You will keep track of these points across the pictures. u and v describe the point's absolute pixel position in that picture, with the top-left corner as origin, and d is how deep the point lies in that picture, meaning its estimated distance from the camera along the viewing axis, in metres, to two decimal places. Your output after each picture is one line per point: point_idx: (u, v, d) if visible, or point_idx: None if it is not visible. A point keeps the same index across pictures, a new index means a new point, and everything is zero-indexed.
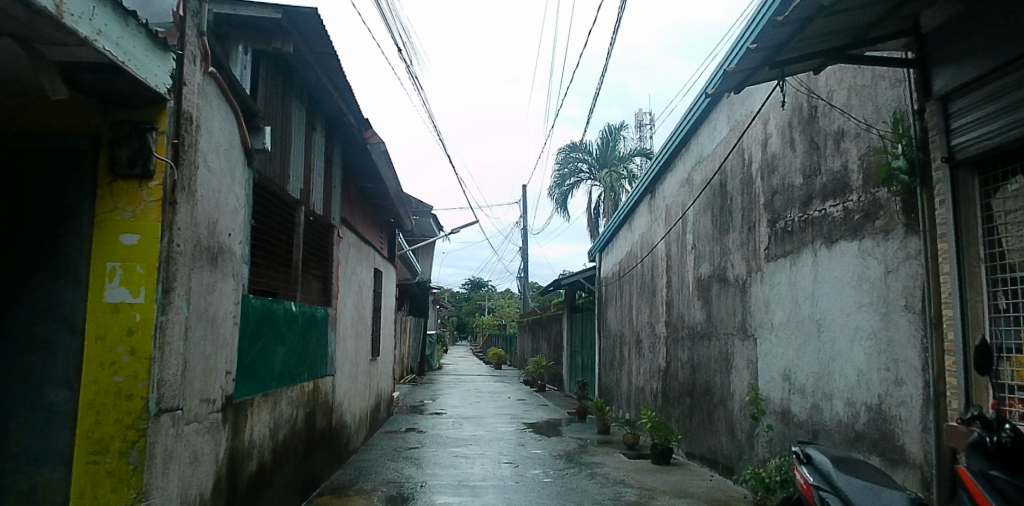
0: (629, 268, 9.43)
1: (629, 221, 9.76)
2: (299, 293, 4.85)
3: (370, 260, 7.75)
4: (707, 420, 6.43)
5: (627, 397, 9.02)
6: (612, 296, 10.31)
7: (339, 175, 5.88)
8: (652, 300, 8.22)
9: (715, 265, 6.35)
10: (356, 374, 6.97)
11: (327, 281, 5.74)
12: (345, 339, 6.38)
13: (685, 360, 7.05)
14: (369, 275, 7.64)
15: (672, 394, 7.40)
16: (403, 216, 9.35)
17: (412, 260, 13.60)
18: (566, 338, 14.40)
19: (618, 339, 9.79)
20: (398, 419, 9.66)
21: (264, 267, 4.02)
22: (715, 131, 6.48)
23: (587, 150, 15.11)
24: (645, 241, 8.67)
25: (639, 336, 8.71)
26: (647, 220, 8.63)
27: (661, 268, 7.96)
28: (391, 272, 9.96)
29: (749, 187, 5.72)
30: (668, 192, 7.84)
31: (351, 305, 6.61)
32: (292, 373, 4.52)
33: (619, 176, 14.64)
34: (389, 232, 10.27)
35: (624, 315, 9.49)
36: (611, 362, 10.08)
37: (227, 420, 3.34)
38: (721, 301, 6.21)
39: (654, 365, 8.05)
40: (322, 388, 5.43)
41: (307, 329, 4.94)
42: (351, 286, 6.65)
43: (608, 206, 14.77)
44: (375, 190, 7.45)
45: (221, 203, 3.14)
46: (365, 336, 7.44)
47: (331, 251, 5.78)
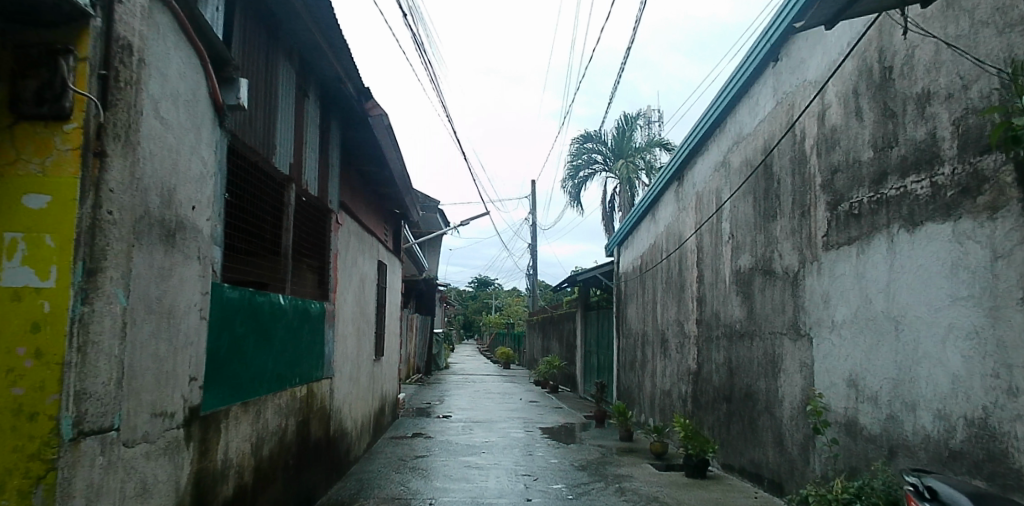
0: (652, 262, 8.76)
1: (652, 211, 9.08)
2: (289, 285, 4.20)
3: (373, 251, 7.11)
4: (749, 429, 5.75)
5: (651, 401, 8.34)
6: (632, 292, 9.63)
7: (336, 154, 5.23)
8: (680, 296, 7.54)
9: (758, 256, 5.67)
10: (357, 376, 6.32)
11: (324, 273, 5.12)
12: (345, 338, 5.72)
13: (721, 362, 6.37)
14: (372, 268, 6.99)
15: (704, 399, 6.72)
16: (410, 205, 8.71)
17: (419, 255, 12.97)
18: (580, 337, 13.72)
19: (640, 338, 9.10)
20: (404, 424, 9.02)
21: (243, 253, 3.37)
22: (759, 106, 5.79)
23: (601, 140, 14.39)
24: (672, 231, 7.99)
25: (664, 336, 8.02)
26: (674, 209, 7.95)
27: (691, 261, 7.27)
28: (396, 266, 9.33)
29: (803, 166, 5.03)
30: (699, 177, 7.16)
31: (352, 300, 5.96)
32: (280, 376, 3.87)
33: (636, 167, 13.93)
34: (394, 224, 9.63)
35: (647, 313, 8.81)
36: (632, 363, 9.39)
37: (195, 438, 2.68)
38: (767, 296, 5.53)
39: (683, 366, 7.37)
40: (318, 393, 4.78)
41: (300, 326, 4.30)
42: (352, 279, 6.00)
43: (624, 199, 14.06)
44: (379, 175, 6.81)
45: (181, 167, 2.50)
46: (368, 335, 6.79)
47: (328, 240, 5.16)
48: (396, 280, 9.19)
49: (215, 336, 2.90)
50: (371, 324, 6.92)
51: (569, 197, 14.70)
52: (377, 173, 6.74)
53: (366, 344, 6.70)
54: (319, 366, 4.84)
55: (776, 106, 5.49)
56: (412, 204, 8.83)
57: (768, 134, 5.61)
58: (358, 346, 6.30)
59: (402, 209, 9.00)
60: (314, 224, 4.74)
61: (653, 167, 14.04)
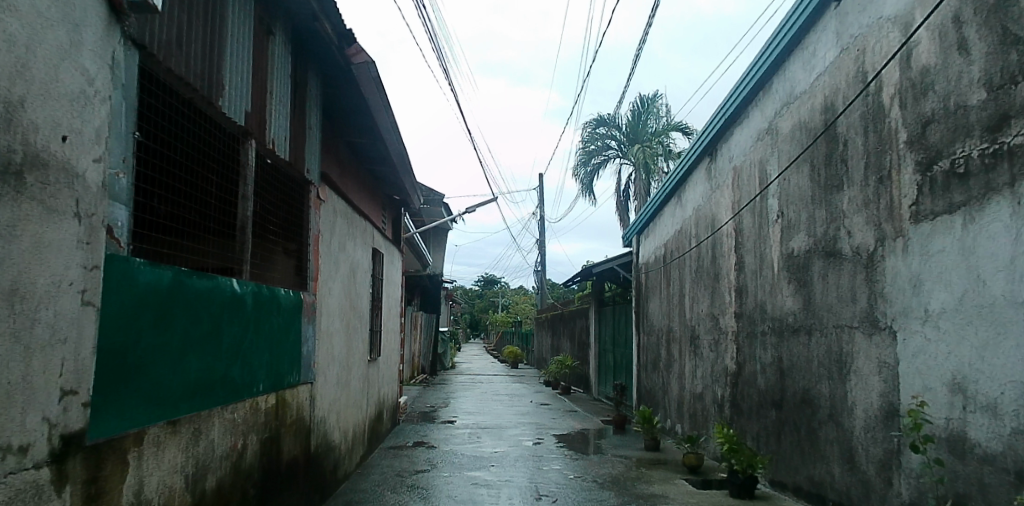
0: (677, 249, 7.88)
1: (677, 194, 8.19)
2: (249, 267, 3.34)
3: (367, 237, 6.28)
4: (806, 441, 4.87)
5: (679, 406, 7.46)
6: (653, 284, 8.76)
7: (317, 115, 4.39)
8: (714, 288, 6.66)
9: (819, 236, 4.80)
10: (348, 381, 5.47)
11: (302, 257, 4.27)
12: (331, 337, 4.87)
13: (769, 362, 5.48)
14: (365, 257, 6.16)
15: (746, 404, 5.85)
16: (410, 189, 7.91)
17: (422, 248, 12.15)
18: (594, 335, 12.83)
19: (664, 336, 8.22)
20: (405, 431, 8.18)
21: (167, 218, 2.51)
22: (818, 57, 4.92)
23: (616, 124, 13.50)
24: (703, 214, 7.12)
25: (694, 332, 7.15)
26: (705, 189, 7.08)
27: (727, 247, 6.39)
28: (395, 256, 8.48)
29: (882, 121, 4.16)
30: (737, 149, 6.29)
31: (340, 291, 5.11)
32: (234, 383, 3.02)
33: (654, 153, 13.03)
34: (394, 210, 8.79)
35: (672, 307, 7.94)
36: (655, 364, 8.51)
37: (73, 480, 1.80)
38: (831, 283, 4.65)
39: (717, 367, 6.51)
40: (292, 403, 3.92)
41: (264, 319, 3.45)
42: (340, 267, 5.15)
43: (641, 187, 13.15)
44: (373, 149, 5.99)
45: (38, 74, 1.64)
46: (361, 333, 5.95)
47: (306, 217, 4.31)
48: (395, 272, 8.37)
49: (119, 330, 2.05)
50: (364, 322, 6.09)
51: (582, 186, 13.81)
52: (371, 147, 5.92)
53: (359, 344, 5.87)
54: (295, 369, 3.98)
55: (842, 55, 4.61)
56: (413, 188, 8.03)
57: (832, 89, 4.74)
58: (348, 345, 5.45)
59: (403, 194, 8.20)
60: (285, 196, 3.89)
61: (671, 153, 13.14)
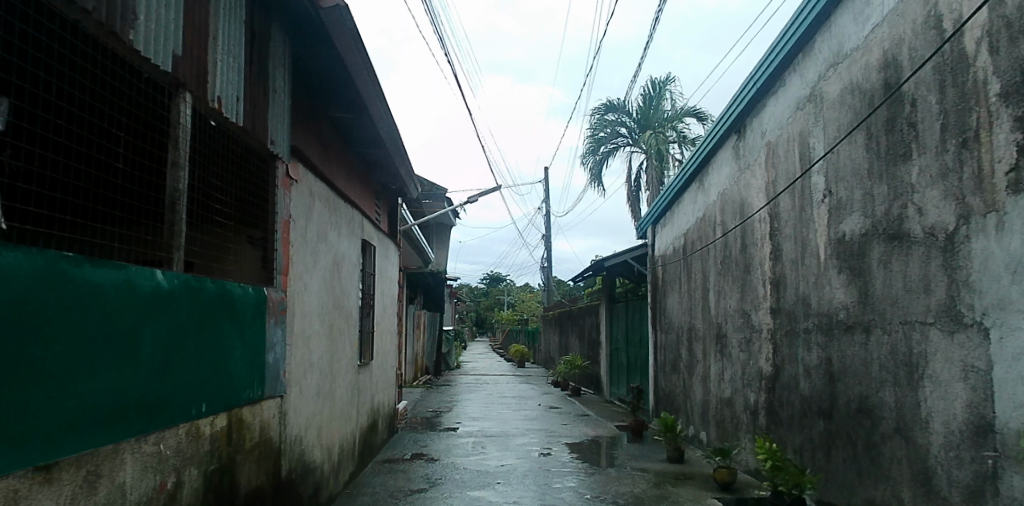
0: (700, 239, 7.16)
1: (698, 178, 7.45)
2: (185, 256, 2.64)
3: (356, 227, 5.60)
4: (865, 458, 4.16)
5: (705, 412, 6.76)
6: (672, 278, 8.04)
7: (284, 77, 3.69)
8: (745, 280, 5.93)
9: (880, 217, 4.09)
10: (332, 391, 4.78)
11: (267, 248, 3.57)
12: (310, 341, 4.18)
13: (816, 364, 4.76)
14: (354, 249, 5.47)
15: (785, 412, 5.14)
16: (405, 176, 7.22)
17: (423, 243, 11.45)
18: (604, 333, 12.13)
19: (685, 334, 7.51)
20: (402, 441, 7.49)
21: (49, 185, 1.81)
22: (873, 6, 4.17)
23: (626, 110, 12.76)
24: (729, 199, 6.39)
25: (721, 331, 6.43)
26: (732, 170, 6.35)
27: (760, 235, 5.67)
28: (391, 250, 7.79)
29: (963, 73, 3.37)
30: (772, 122, 5.55)
31: (319, 288, 4.41)
32: (159, 406, 2.33)
33: (667, 140, 12.30)
34: (389, 200, 8.09)
35: (694, 302, 7.22)
36: (674, 365, 7.80)
37: None
38: (895, 271, 3.93)
39: (749, 369, 5.79)
40: (252, 422, 3.23)
41: (208, 322, 2.76)
42: (321, 260, 4.46)
43: (654, 176, 12.42)
44: (359, 127, 5.29)
45: None
46: (348, 334, 5.27)
47: (271, 199, 3.61)
48: (391, 267, 7.69)
49: None
50: (352, 323, 5.41)
51: (590, 176, 13.08)
52: (357, 124, 5.22)
53: (346, 347, 5.18)
54: (256, 381, 3.29)
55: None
56: (409, 175, 7.34)
57: (893, 42, 3.98)
58: (332, 349, 4.76)
59: (398, 182, 7.51)
60: (237, 172, 3.19)
61: (685, 139, 12.40)
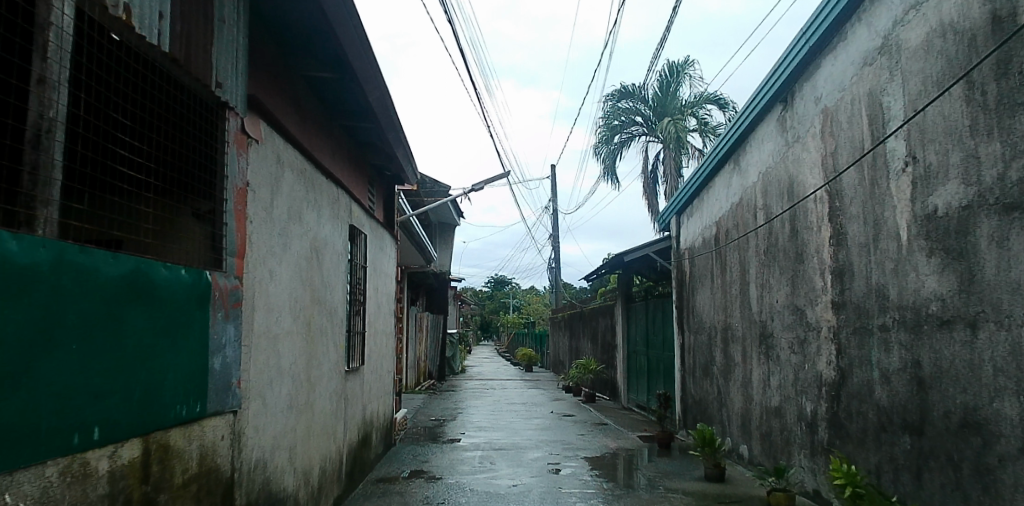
0: (736, 227, 6.29)
1: (731, 159, 6.57)
2: (68, 218, 1.80)
3: (341, 211, 4.78)
4: (973, 486, 3.29)
5: (746, 422, 5.92)
6: (702, 272, 7.19)
7: (231, 5, 2.85)
8: (797, 270, 5.09)
9: (980, 186, 3.23)
10: (310, 403, 3.95)
11: (215, 221, 2.73)
12: (276, 341, 3.34)
13: (898, 368, 3.92)
14: (338, 235, 4.64)
15: (855, 424, 4.30)
16: (402, 158, 6.37)
17: (424, 240, 10.68)
18: (621, 335, 11.29)
19: (719, 335, 6.67)
20: (401, 456, 6.66)
21: None
22: None
23: (641, 97, 11.91)
24: (774, 178, 5.53)
25: (766, 330, 5.59)
26: (776, 146, 5.48)
27: (818, 216, 4.82)
28: (387, 243, 6.97)
29: None
30: (831, 83, 4.68)
31: (290, 277, 3.58)
32: (7, 436, 1.47)
33: (686, 128, 11.44)
34: (384, 188, 7.27)
35: (731, 299, 6.37)
36: (706, 369, 6.95)
37: None
38: (1016, 252, 3.00)
39: (806, 374, 4.94)
40: (187, 451, 2.38)
41: (111, 315, 1.90)
42: (293, 243, 3.63)
43: (672, 166, 11.56)
44: (342, 91, 4.44)
45: None
46: (333, 335, 4.44)
47: (219, 159, 2.78)
48: (388, 262, 6.87)
49: None
50: (338, 321, 4.58)
51: (603, 168, 12.25)
52: (339, 87, 4.38)
53: (329, 349, 4.35)
54: (192, 397, 2.44)
55: None
56: (406, 157, 6.49)
57: None
58: (310, 353, 3.93)
59: (394, 166, 6.69)
60: (159, 115, 2.36)
61: (706, 126, 11.52)
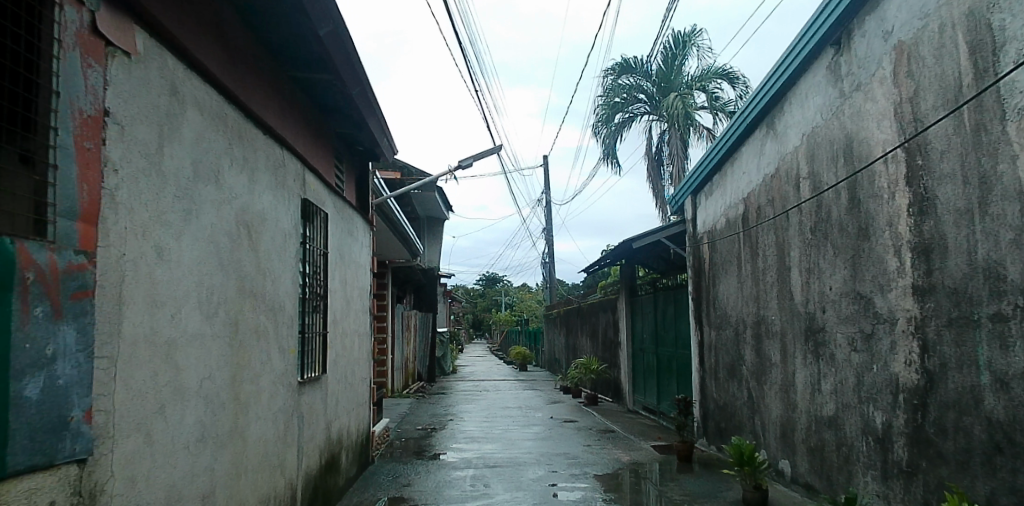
0: (772, 202, 5.31)
1: (764, 123, 5.56)
2: None
3: (291, 181, 3.74)
4: None
5: (790, 434, 4.95)
6: (726, 258, 6.21)
7: None
8: (862, 249, 4.13)
9: None
10: (241, 431, 2.92)
11: (31, 161, 1.70)
12: (176, 351, 2.32)
13: (1021, 372, 2.88)
14: (285, 211, 3.60)
15: (951, 443, 3.32)
16: (374, 126, 5.32)
17: (409, 230, 9.66)
18: (624, 332, 10.33)
19: (748, 331, 5.70)
20: (378, 478, 5.64)
21: None
22: None
23: (644, 72, 10.93)
24: (827, 141, 4.55)
25: (816, 323, 4.63)
26: (831, 98, 4.49)
27: (892, 180, 3.86)
28: (360, 229, 5.94)
29: None
30: (912, 8, 3.68)
31: (202, 259, 2.55)
32: None
33: (693, 104, 10.45)
34: (357, 166, 6.23)
35: (764, 288, 5.41)
36: (733, 370, 5.99)
37: None
38: None
39: (875, 377, 3.98)
40: None
41: None
42: (207, 210, 2.59)
43: (678, 146, 10.59)
44: (285, 25, 3.39)
45: None
46: (277, 339, 3.41)
47: (43, 67, 1.75)
48: (361, 250, 5.85)
49: None
50: (285, 320, 3.55)
51: (603, 150, 11.26)
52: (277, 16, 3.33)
53: (271, 357, 3.32)
54: None
55: None
56: (379, 125, 5.43)
57: None
58: (238, 364, 2.90)
59: (366, 137, 5.64)
60: None
61: (714, 103, 10.54)
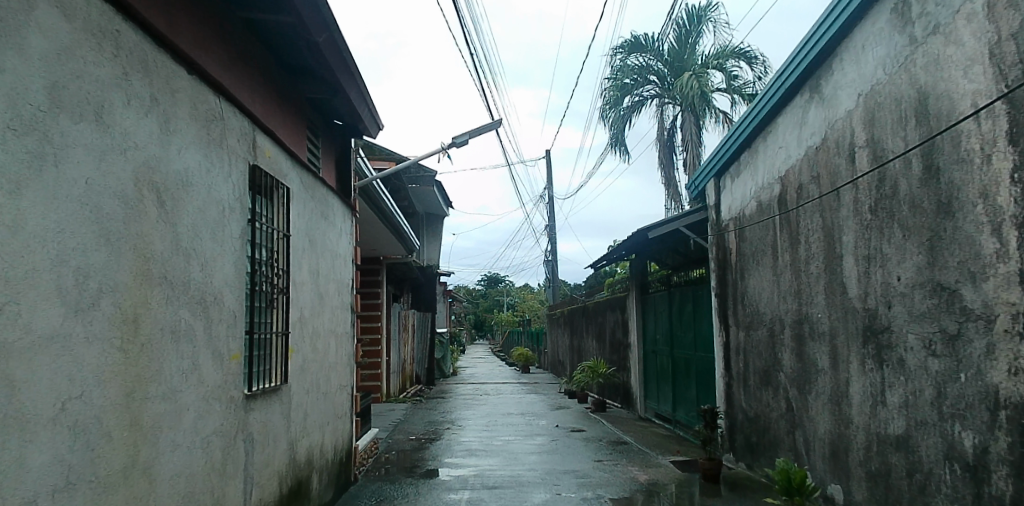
0: (818, 179, 4.53)
1: (806, 89, 4.77)
2: None
3: (235, 143, 2.98)
4: None
5: (844, 453, 4.19)
6: (757, 246, 5.44)
7: None
8: (942, 229, 3.35)
9: None
10: (150, 469, 2.16)
11: None
12: (9, 358, 1.52)
13: None
14: (225, 179, 2.84)
15: None
16: (349, 88, 4.54)
17: (401, 223, 8.89)
18: (634, 332, 9.56)
19: (787, 331, 4.94)
20: (359, 502, 4.88)
21: None
22: None
23: (655, 52, 10.17)
24: (893, 100, 3.77)
25: (878, 322, 3.87)
26: (898, 48, 3.72)
27: (984, 142, 3.04)
28: (340, 214, 5.19)
29: None
30: None
31: (69, 231, 1.77)
32: None
33: (709, 85, 9.68)
34: (336, 143, 5.46)
35: (808, 282, 4.64)
36: (768, 377, 5.22)
37: None
38: None
39: (964, 389, 3.20)
40: None
41: None
42: (75, 161, 1.82)
43: (692, 131, 9.83)
44: None
45: None
46: (210, 342, 2.64)
47: None
48: (340, 239, 5.09)
49: None
50: (223, 318, 2.78)
51: (611, 137, 10.50)
52: None
53: (200, 366, 2.55)
54: None
55: None
56: (356, 88, 4.66)
57: None
58: (141, 376, 2.13)
59: (345, 106, 4.88)
60: None
61: (731, 84, 9.77)
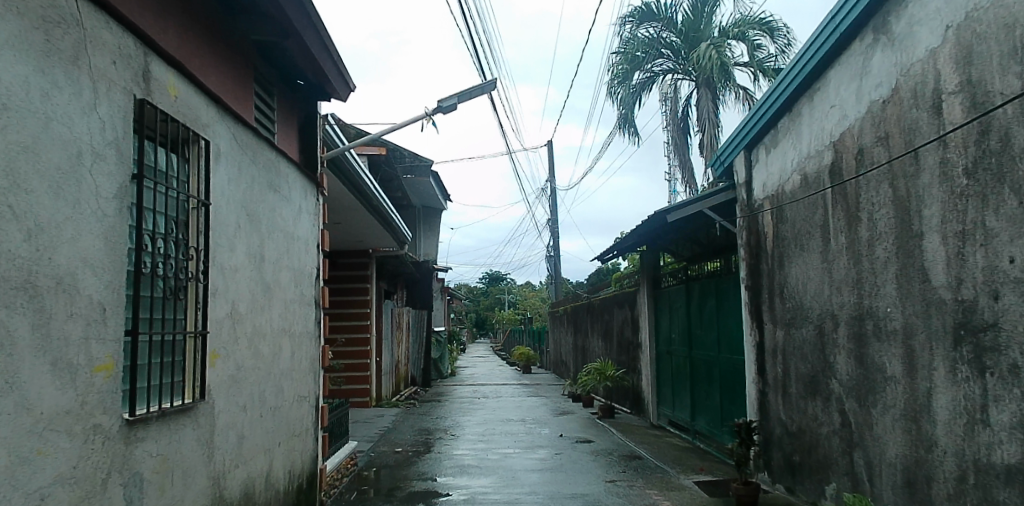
0: (887, 138, 3.64)
1: (866, 29, 3.86)
2: None
3: (114, 65, 2.11)
4: None
5: (925, 485, 3.31)
6: (802, 228, 4.55)
7: None
8: None
9: None
10: None
11: None
12: None
13: None
14: (89, 111, 1.96)
15: None
16: (303, 29, 3.65)
17: (388, 211, 8.02)
18: (645, 331, 8.69)
19: (842, 329, 4.06)
20: None
21: None
22: None
23: (667, 21, 9.27)
24: (998, 26, 2.82)
25: (975, 317, 2.97)
26: None
27: None
28: (301, 191, 4.32)
29: None
30: None
31: None
32: None
33: (729, 58, 8.80)
34: (297, 106, 4.58)
35: (873, 269, 3.76)
36: (817, 384, 4.34)
37: None
38: None
39: None
40: None
41: None
42: None
43: (708, 109, 8.94)
44: None
45: None
46: (46, 349, 1.75)
47: None
48: (299, 220, 4.22)
49: None
50: (78, 315, 1.90)
51: (619, 118, 9.63)
52: None
53: (26, 385, 1.67)
54: None
55: None
56: (312, 31, 3.76)
57: None
58: None
59: (301, 55, 3.99)
60: None
61: (752, 56, 8.88)
